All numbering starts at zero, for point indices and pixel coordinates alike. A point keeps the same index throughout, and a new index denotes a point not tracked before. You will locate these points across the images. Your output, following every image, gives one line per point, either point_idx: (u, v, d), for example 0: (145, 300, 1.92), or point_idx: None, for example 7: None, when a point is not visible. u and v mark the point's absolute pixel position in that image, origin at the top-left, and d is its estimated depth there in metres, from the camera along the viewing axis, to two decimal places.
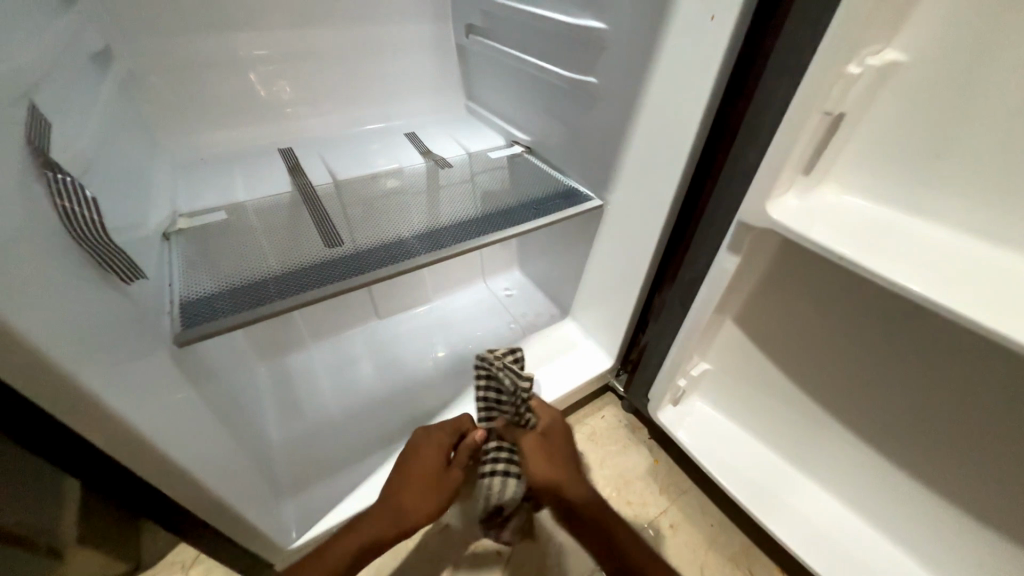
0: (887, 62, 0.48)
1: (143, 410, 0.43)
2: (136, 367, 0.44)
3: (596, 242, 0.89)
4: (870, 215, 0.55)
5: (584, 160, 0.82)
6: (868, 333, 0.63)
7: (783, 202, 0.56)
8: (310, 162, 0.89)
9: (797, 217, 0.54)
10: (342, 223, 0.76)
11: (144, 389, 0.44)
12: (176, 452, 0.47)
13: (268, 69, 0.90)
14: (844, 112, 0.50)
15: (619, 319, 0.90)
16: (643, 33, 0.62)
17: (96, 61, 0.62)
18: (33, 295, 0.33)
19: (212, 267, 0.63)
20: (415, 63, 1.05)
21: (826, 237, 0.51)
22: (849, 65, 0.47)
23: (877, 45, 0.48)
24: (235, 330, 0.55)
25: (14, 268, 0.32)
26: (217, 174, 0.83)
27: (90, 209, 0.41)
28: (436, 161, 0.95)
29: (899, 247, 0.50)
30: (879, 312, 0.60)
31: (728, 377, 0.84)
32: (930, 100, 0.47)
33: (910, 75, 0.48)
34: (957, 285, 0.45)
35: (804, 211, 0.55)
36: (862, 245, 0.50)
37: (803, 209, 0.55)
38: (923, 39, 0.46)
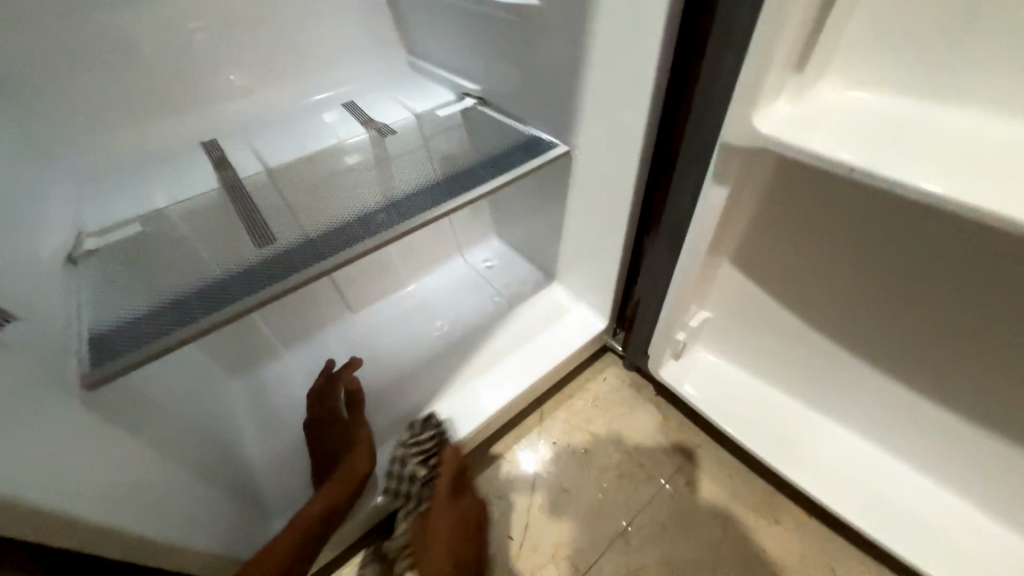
0: None
1: (40, 475, 0.35)
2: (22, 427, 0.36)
3: (568, 194, 0.79)
4: (880, 109, 0.45)
5: (540, 101, 0.71)
6: (888, 252, 0.54)
7: (777, 113, 0.46)
8: (237, 152, 0.79)
9: (792, 128, 0.44)
10: (276, 214, 0.66)
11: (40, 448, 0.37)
12: (104, 512, 0.40)
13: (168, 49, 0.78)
14: None
15: (606, 275, 0.82)
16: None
17: None
18: None
19: (129, 290, 0.55)
20: (340, 18, 0.92)
21: (832, 147, 0.41)
22: None
23: None
24: (156, 358, 0.46)
25: None
26: (132, 182, 0.74)
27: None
28: (379, 129, 0.84)
29: (927, 147, 0.40)
30: (900, 229, 0.52)
31: (730, 323, 0.76)
32: None
33: None
34: (1003, 180, 0.36)
35: (802, 119, 0.46)
36: (877, 150, 0.41)
37: (803, 117, 0.45)
38: None
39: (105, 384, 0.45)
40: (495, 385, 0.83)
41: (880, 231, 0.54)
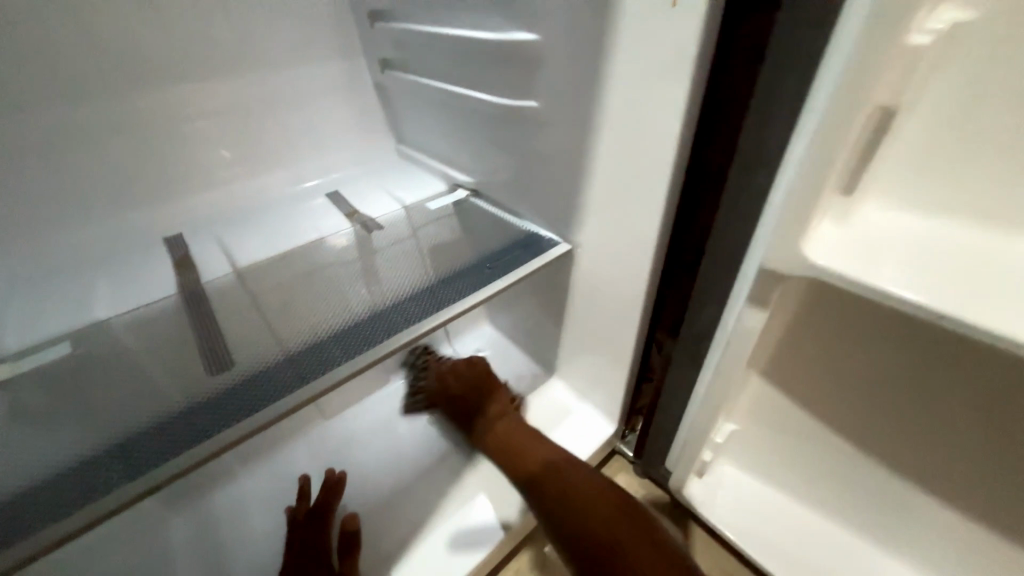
0: (952, 26, 0.34)
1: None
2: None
3: (569, 292, 0.73)
4: (932, 235, 0.41)
5: (539, 198, 0.67)
6: (943, 384, 0.48)
7: (827, 240, 0.42)
8: (204, 249, 0.72)
9: (846, 260, 0.40)
10: (238, 327, 0.57)
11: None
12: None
13: (137, 142, 0.74)
14: (893, 106, 0.37)
15: (616, 378, 0.74)
16: (584, 39, 0.48)
17: None
18: None
19: (38, 435, 0.44)
20: (329, 110, 0.91)
21: (903, 284, 0.36)
22: (911, 36, 0.33)
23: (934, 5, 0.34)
24: (48, 552, 0.35)
25: None
26: (76, 286, 0.65)
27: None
28: (365, 222, 0.79)
29: (1010, 286, 0.35)
30: (955, 361, 0.46)
31: (760, 437, 0.68)
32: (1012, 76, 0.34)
33: (974, 43, 0.34)
34: None
35: (852, 247, 0.41)
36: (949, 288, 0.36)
37: (857, 246, 0.41)
38: None
39: None
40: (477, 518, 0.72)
41: (930, 362, 0.48)
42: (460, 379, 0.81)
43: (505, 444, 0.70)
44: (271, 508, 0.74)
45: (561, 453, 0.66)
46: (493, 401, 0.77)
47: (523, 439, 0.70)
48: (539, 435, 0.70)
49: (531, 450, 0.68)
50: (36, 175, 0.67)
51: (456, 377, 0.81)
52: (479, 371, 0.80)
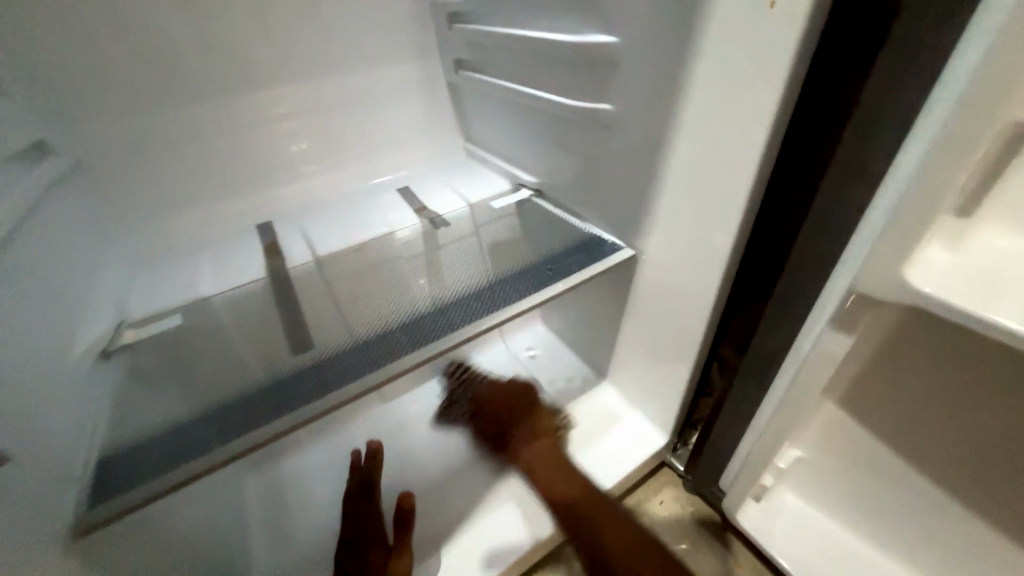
0: None
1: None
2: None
3: (629, 299, 0.72)
4: None
5: (605, 202, 0.66)
6: None
7: (936, 266, 0.38)
8: (289, 237, 0.79)
9: (954, 287, 0.36)
10: (316, 311, 0.62)
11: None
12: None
13: (237, 137, 0.82)
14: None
15: (672, 390, 0.72)
16: (662, 42, 0.47)
17: (16, 160, 0.55)
18: None
19: (156, 393, 0.51)
20: (404, 110, 0.95)
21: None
22: None
23: None
24: (163, 497, 0.40)
25: None
26: (184, 264, 0.74)
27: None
28: (432, 219, 0.82)
29: None
30: None
31: (830, 470, 0.62)
32: None
33: None
34: None
35: (964, 274, 0.37)
36: None
37: (969, 272, 0.37)
38: None
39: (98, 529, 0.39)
40: (505, 525, 0.71)
41: None
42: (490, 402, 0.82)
43: (540, 468, 0.70)
44: (332, 479, 0.80)
45: (579, 486, 0.66)
46: (529, 422, 0.77)
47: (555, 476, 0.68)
48: (563, 462, 0.70)
49: (571, 478, 0.68)
50: (158, 165, 0.77)
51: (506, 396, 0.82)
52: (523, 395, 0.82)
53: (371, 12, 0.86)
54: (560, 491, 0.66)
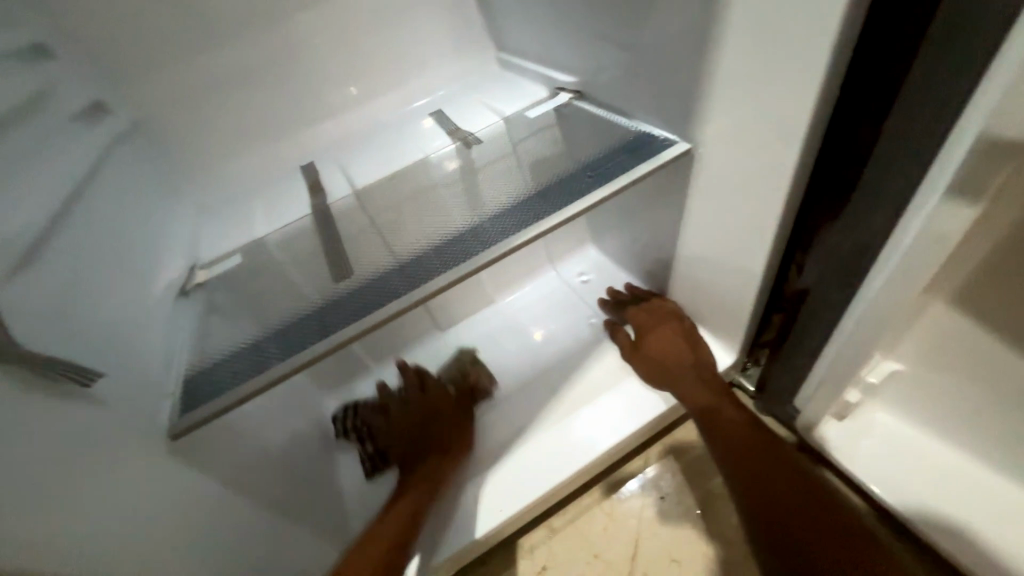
0: None
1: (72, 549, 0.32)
2: (63, 492, 0.34)
3: (684, 204, 0.63)
4: None
5: (651, 89, 0.57)
6: None
7: None
8: (330, 174, 0.79)
9: None
10: (357, 242, 0.63)
11: (90, 512, 0.35)
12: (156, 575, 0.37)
13: (267, 77, 0.82)
14: None
15: (739, 302, 0.64)
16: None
17: (78, 121, 0.60)
18: None
19: (227, 321, 0.56)
20: (427, 23, 0.88)
21: None
22: None
23: None
24: (236, 407, 0.46)
25: None
26: (240, 209, 0.78)
27: None
28: (466, 139, 0.78)
29: None
30: None
31: (934, 383, 0.53)
32: None
33: None
34: None
35: None
36: None
37: None
38: None
39: (190, 432, 0.45)
40: (584, 431, 0.72)
41: None
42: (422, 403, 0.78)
43: (671, 357, 0.72)
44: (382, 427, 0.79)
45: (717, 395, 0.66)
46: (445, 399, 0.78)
47: (672, 351, 0.73)
48: (691, 354, 0.72)
49: (705, 380, 0.69)
50: (204, 116, 0.80)
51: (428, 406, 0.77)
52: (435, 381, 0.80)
53: None
54: (702, 404, 0.66)
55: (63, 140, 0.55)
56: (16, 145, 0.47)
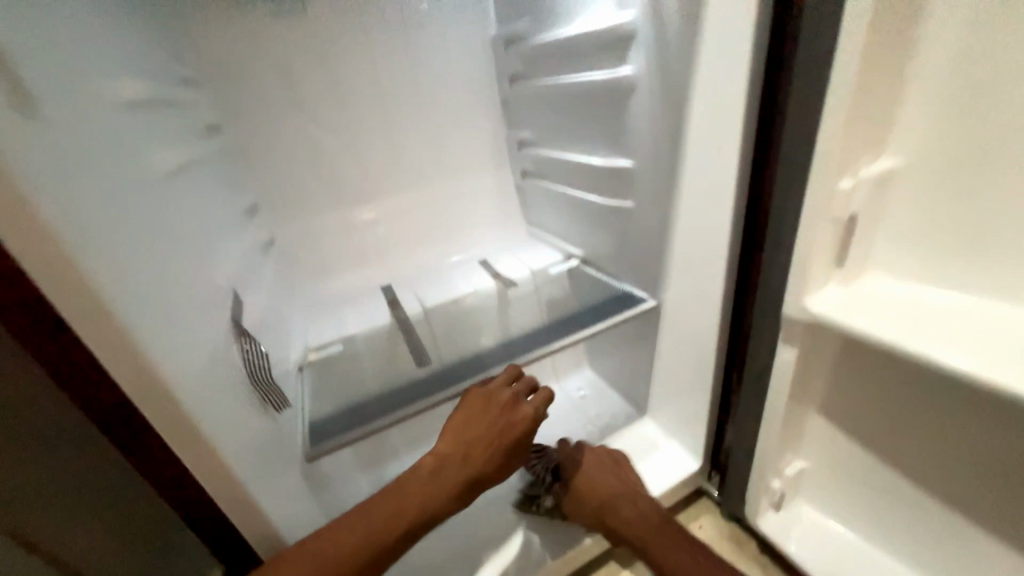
0: (884, 168, 0.53)
1: (250, 482, 0.53)
2: (256, 465, 0.54)
3: (655, 341, 0.92)
4: (912, 298, 0.55)
5: (632, 267, 0.90)
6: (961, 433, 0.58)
7: (827, 297, 0.58)
8: (404, 295, 1.09)
9: (839, 306, 0.56)
10: (430, 344, 0.89)
11: (257, 482, 0.55)
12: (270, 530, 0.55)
13: (369, 227, 1.18)
14: (854, 213, 0.54)
15: (697, 415, 0.88)
16: (650, 155, 0.73)
17: (264, 248, 0.91)
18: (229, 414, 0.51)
19: (336, 388, 0.79)
20: (482, 203, 1.28)
21: (870, 322, 0.53)
22: (842, 179, 0.52)
23: (869, 157, 0.53)
24: (349, 444, 0.66)
25: (221, 399, 0.49)
26: (333, 313, 1.05)
27: (255, 348, 0.59)
28: (505, 281, 1.09)
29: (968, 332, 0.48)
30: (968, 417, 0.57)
31: (833, 478, 0.75)
32: (939, 190, 0.51)
33: (912, 173, 0.53)
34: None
35: (848, 300, 0.57)
36: (910, 326, 0.51)
37: (852, 302, 0.57)
38: (914, 147, 0.52)
39: (317, 458, 0.65)
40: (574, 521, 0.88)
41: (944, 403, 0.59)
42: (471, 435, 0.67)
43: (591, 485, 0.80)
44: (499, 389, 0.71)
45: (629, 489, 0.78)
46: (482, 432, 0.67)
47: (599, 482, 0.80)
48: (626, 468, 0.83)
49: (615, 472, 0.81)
50: (320, 247, 1.13)
51: (470, 427, 0.67)
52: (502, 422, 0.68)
53: (464, 141, 1.23)
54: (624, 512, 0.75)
55: (258, 259, 0.84)
56: (248, 262, 0.77)
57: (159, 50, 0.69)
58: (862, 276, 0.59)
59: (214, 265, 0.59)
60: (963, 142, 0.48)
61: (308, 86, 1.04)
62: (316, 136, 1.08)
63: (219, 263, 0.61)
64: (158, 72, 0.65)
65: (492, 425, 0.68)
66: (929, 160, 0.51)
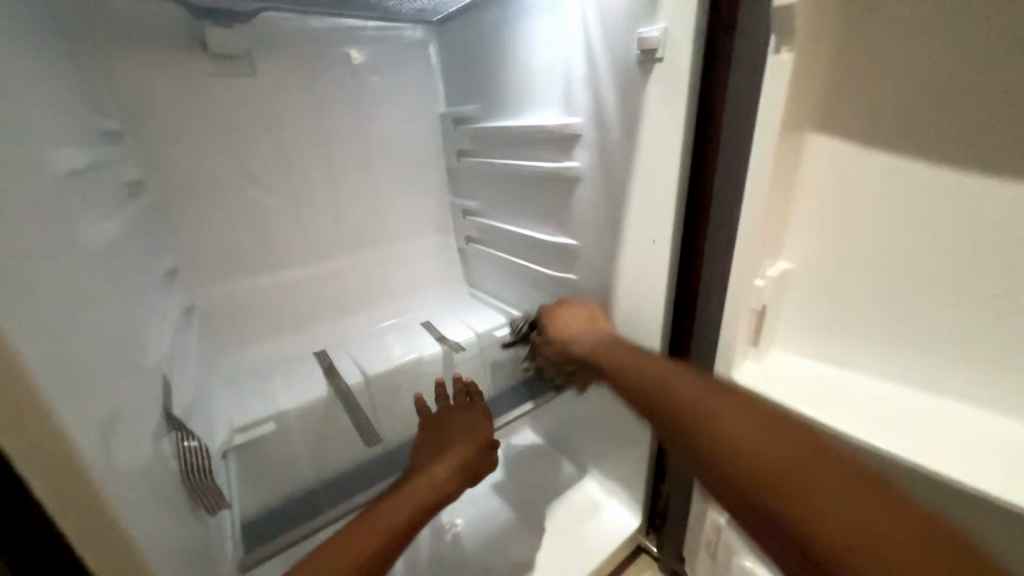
0: (783, 269, 0.64)
1: None
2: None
3: (596, 404, 0.97)
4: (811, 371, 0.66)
5: None
6: None
7: (751, 372, 0.66)
8: (341, 361, 1.03)
9: (761, 380, 0.64)
10: (375, 417, 0.85)
11: None
12: None
13: (303, 288, 1.12)
14: (765, 304, 0.64)
15: (637, 474, 0.94)
16: (590, 241, 0.82)
17: (185, 313, 0.82)
18: (166, 532, 0.43)
19: (270, 475, 0.72)
20: (425, 265, 1.29)
21: (788, 395, 0.61)
22: (756, 279, 0.62)
23: (772, 260, 0.64)
24: (292, 545, 0.58)
25: (156, 514, 0.42)
26: (261, 383, 0.95)
27: (182, 444, 0.52)
28: (451, 345, 1.06)
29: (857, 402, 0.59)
30: None
31: None
32: (824, 283, 0.63)
33: (802, 273, 0.64)
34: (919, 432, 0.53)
35: (767, 374, 0.65)
36: (817, 400, 0.60)
37: (769, 374, 0.65)
38: (805, 253, 0.63)
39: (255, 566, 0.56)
40: None
41: None
42: (448, 433, 0.70)
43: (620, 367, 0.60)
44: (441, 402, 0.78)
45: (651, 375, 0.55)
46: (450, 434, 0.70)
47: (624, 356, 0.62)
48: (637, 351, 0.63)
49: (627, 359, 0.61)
50: (246, 310, 1.04)
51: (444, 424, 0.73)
52: (461, 422, 0.73)
53: (407, 204, 1.25)
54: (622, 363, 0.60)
55: (179, 328, 0.76)
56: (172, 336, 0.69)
57: (78, 107, 0.64)
58: (769, 352, 0.68)
59: (139, 346, 0.53)
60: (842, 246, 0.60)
61: (246, 145, 1.00)
62: (251, 194, 1.03)
63: (143, 343, 0.54)
64: (79, 133, 0.59)
65: (462, 425, 0.73)
66: (815, 262, 0.63)
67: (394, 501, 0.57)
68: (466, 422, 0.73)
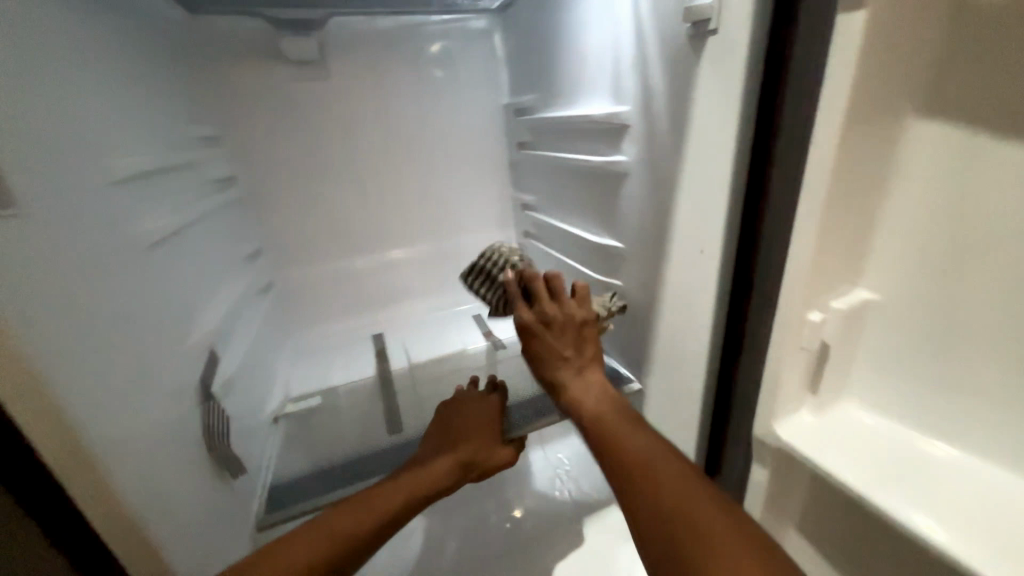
0: (860, 299, 0.47)
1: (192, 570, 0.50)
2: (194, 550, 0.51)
3: None
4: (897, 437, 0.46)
5: None
6: None
7: (801, 425, 0.50)
8: (392, 347, 1.09)
9: (810, 438, 0.49)
10: (406, 406, 0.88)
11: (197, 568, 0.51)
12: None
13: (369, 275, 1.21)
14: (827, 343, 0.48)
15: None
16: (632, 247, 0.73)
17: (261, 293, 0.96)
18: (167, 495, 0.48)
19: (309, 444, 0.79)
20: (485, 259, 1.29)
21: (841, 464, 0.45)
22: (812, 310, 0.47)
23: (846, 285, 0.47)
24: (298, 516, 0.63)
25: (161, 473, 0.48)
26: (322, 359, 1.06)
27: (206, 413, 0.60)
28: (495, 342, 1.05)
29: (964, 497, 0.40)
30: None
31: None
32: (920, 325, 0.44)
33: (887, 308, 0.46)
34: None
35: (821, 434, 0.49)
36: (891, 480, 0.43)
37: (825, 432, 0.49)
38: (893, 280, 0.45)
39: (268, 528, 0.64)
40: None
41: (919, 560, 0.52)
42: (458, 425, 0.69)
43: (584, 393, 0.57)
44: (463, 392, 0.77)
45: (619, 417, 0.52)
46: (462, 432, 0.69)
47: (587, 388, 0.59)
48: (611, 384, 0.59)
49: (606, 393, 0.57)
50: (320, 293, 1.17)
51: (455, 415, 0.72)
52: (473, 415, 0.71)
53: (469, 197, 1.26)
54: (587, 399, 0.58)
55: (251, 306, 0.89)
56: (239, 315, 0.81)
57: (174, 115, 0.77)
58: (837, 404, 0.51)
59: (192, 323, 0.63)
60: (955, 268, 0.41)
61: (322, 142, 1.11)
62: (328, 188, 1.14)
63: (197, 321, 0.64)
64: (172, 140, 0.72)
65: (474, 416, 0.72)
66: (907, 291, 0.44)
67: (388, 495, 0.57)
68: (480, 418, 0.71)
